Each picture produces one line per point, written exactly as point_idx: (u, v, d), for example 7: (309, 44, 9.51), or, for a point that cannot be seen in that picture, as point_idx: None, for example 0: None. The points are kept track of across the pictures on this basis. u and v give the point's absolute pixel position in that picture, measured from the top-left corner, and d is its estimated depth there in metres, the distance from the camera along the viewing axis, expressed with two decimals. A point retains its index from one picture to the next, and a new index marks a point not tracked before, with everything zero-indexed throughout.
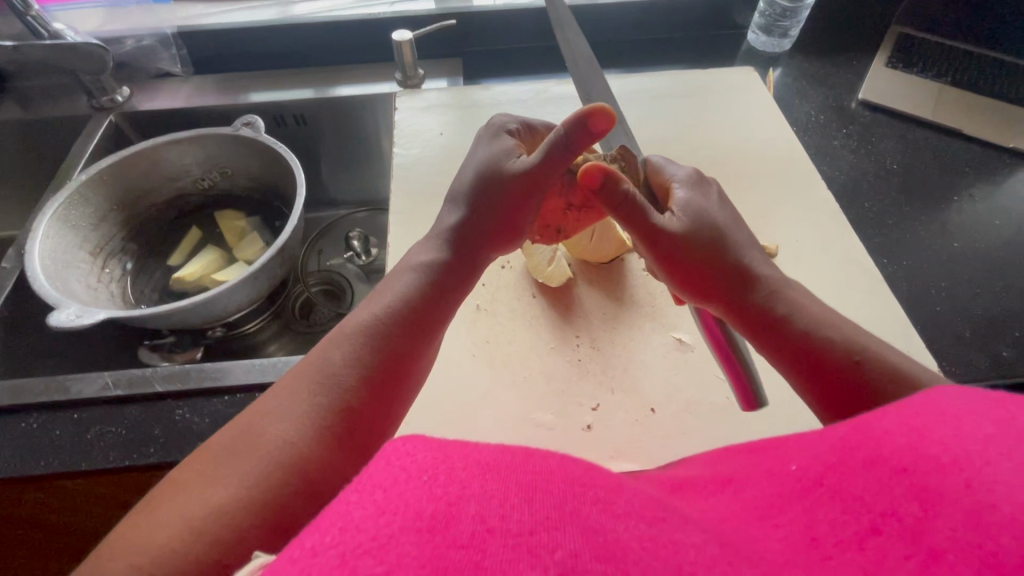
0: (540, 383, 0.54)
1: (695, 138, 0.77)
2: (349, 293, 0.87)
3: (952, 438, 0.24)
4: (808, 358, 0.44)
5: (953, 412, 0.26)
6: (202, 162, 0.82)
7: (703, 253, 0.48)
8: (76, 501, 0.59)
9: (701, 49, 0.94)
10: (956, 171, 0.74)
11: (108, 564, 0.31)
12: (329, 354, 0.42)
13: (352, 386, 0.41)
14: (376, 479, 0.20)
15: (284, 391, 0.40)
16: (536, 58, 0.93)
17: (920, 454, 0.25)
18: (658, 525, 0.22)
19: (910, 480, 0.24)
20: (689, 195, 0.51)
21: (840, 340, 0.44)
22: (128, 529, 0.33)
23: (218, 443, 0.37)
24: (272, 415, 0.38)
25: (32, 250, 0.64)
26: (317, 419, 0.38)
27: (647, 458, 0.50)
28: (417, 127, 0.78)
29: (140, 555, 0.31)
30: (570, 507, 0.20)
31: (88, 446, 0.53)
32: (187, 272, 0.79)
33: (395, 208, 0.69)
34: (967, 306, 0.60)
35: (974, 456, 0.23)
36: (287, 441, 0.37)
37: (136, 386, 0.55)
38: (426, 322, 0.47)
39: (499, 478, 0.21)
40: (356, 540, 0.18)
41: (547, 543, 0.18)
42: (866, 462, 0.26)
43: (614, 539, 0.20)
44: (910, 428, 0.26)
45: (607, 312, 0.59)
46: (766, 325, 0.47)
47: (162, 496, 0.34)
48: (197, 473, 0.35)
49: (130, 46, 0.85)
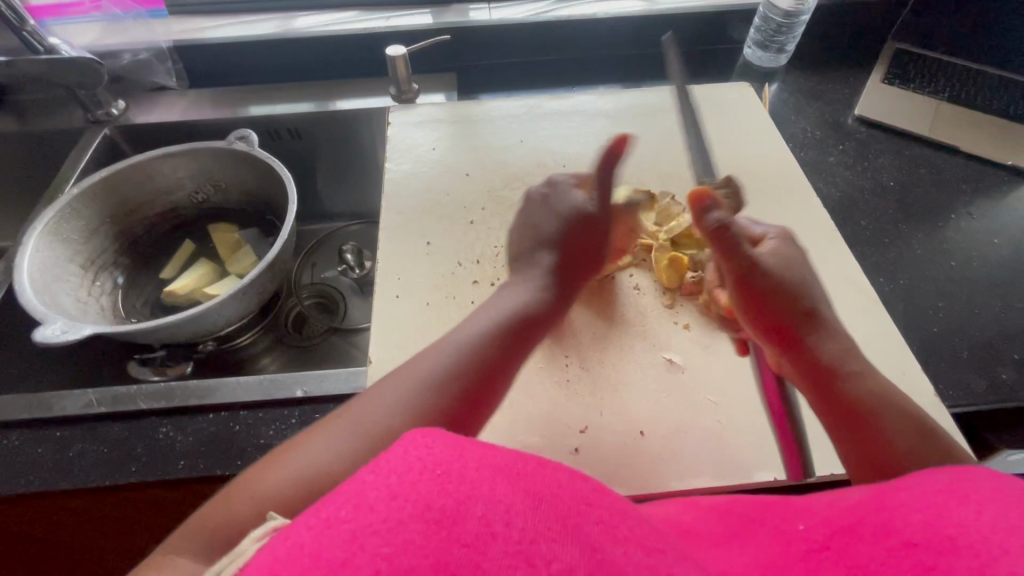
0: (529, 403, 0.53)
1: (689, 154, 0.76)
2: (342, 307, 0.87)
3: (971, 522, 0.24)
4: (865, 417, 0.43)
5: (978, 501, 0.25)
6: (197, 176, 0.82)
7: (777, 291, 0.49)
8: (56, 520, 0.58)
9: (696, 64, 0.94)
10: (953, 188, 0.73)
11: (238, 507, 0.35)
12: (438, 359, 0.43)
13: (450, 394, 0.41)
14: (392, 464, 0.22)
15: (398, 381, 0.42)
16: (531, 73, 0.93)
17: (936, 533, 0.24)
18: (656, 555, 0.22)
19: (918, 557, 0.23)
20: (782, 246, 0.53)
21: (902, 411, 0.43)
22: (251, 481, 0.37)
23: (336, 416, 0.40)
24: (387, 402, 0.40)
25: (21, 265, 0.64)
26: (421, 412, 0.40)
27: (637, 484, 0.48)
28: (411, 142, 0.77)
29: (263, 504, 0.35)
30: (571, 524, 0.21)
31: (69, 464, 0.52)
32: (177, 285, 0.79)
33: (386, 223, 0.69)
34: (964, 327, 0.59)
35: (992, 545, 0.22)
36: (393, 425, 0.39)
37: (119, 403, 0.55)
38: (522, 335, 0.48)
39: (509, 483, 0.22)
40: (368, 519, 0.19)
41: (545, 554, 0.19)
42: (877, 532, 0.26)
43: (612, 561, 0.20)
44: (929, 505, 0.26)
45: (597, 331, 0.58)
46: (824, 371, 0.46)
47: (279, 454, 0.38)
48: (311, 438, 0.39)
49: (127, 60, 0.86)
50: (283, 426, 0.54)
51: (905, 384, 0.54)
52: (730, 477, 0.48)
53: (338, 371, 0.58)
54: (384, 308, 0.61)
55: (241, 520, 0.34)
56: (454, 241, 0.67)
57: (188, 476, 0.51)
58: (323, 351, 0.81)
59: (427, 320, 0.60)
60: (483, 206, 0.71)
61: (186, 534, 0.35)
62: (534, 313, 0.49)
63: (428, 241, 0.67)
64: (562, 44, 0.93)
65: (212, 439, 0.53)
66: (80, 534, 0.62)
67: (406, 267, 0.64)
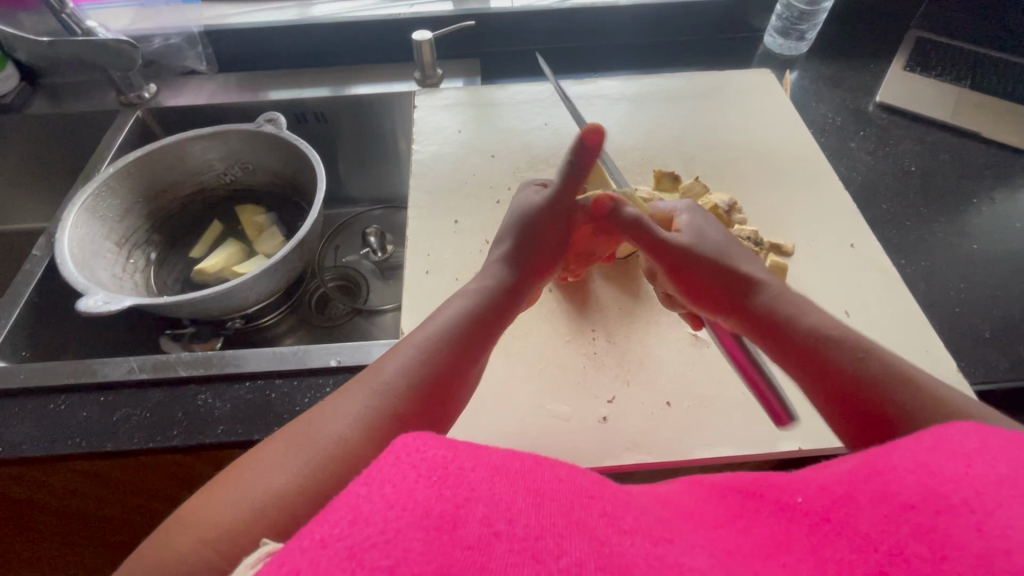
0: (556, 375, 0.55)
1: (709, 139, 0.78)
2: (365, 289, 0.88)
3: (963, 477, 0.24)
4: (815, 358, 0.43)
5: (968, 455, 0.25)
6: (225, 158, 0.84)
7: (706, 256, 0.50)
8: (95, 484, 0.60)
9: (718, 52, 0.95)
10: (975, 174, 0.73)
11: (180, 540, 0.35)
12: (382, 366, 0.43)
13: (401, 397, 0.41)
14: (385, 473, 0.23)
15: (344, 392, 0.41)
16: (552, 59, 0.94)
17: (930, 491, 0.24)
18: (663, 545, 0.24)
19: (918, 519, 0.24)
20: (692, 219, 0.55)
21: (841, 341, 0.42)
22: (195, 508, 0.36)
23: (286, 433, 0.40)
24: (332, 415, 0.40)
25: (61, 238, 0.66)
26: (368, 420, 0.39)
27: (663, 451, 0.50)
28: (437, 125, 0.79)
29: (207, 532, 0.35)
30: (577, 517, 0.23)
31: (113, 428, 0.54)
32: (209, 264, 0.80)
33: (414, 203, 0.70)
34: (986, 308, 0.60)
35: (984, 498, 0.23)
36: (341, 437, 0.38)
37: (160, 370, 0.57)
38: (478, 334, 0.47)
39: (508, 482, 0.23)
40: (365, 534, 0.20)
41: (552, 549, 0.21)
42: (874, 497, 0.26)
43: (618, 553, 0.22)
44: (920, 465, 0.26)
45: (624, 306, 0.60)
46: (770, 326, 0.46)
47: (229, 477, 0.38)
48: (260, 458, 0.38)
49: (158, 44, 0.87)
50: (318, 393, 0.56)
51: (926, 360, 0.56)
52: (756, 448, 0.50)
53: (372, 343, 0.60)
54: (415, 284, 0.62)
55: (188, 553, 0.34)
56: (481, 221, 0.68)
57: (228, 440, 0.53)
58: (347, 331, 0.82)
59: None
60: (509, 186, 0.72)
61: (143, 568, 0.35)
62: (494, 307, 0.49)
63: (456, 220, 0.68)
64: (584, 30, 0.94)
65: (251, 405, 0.55)
66: (119, 498, 0.64)
67: (436, 244, 0.66)
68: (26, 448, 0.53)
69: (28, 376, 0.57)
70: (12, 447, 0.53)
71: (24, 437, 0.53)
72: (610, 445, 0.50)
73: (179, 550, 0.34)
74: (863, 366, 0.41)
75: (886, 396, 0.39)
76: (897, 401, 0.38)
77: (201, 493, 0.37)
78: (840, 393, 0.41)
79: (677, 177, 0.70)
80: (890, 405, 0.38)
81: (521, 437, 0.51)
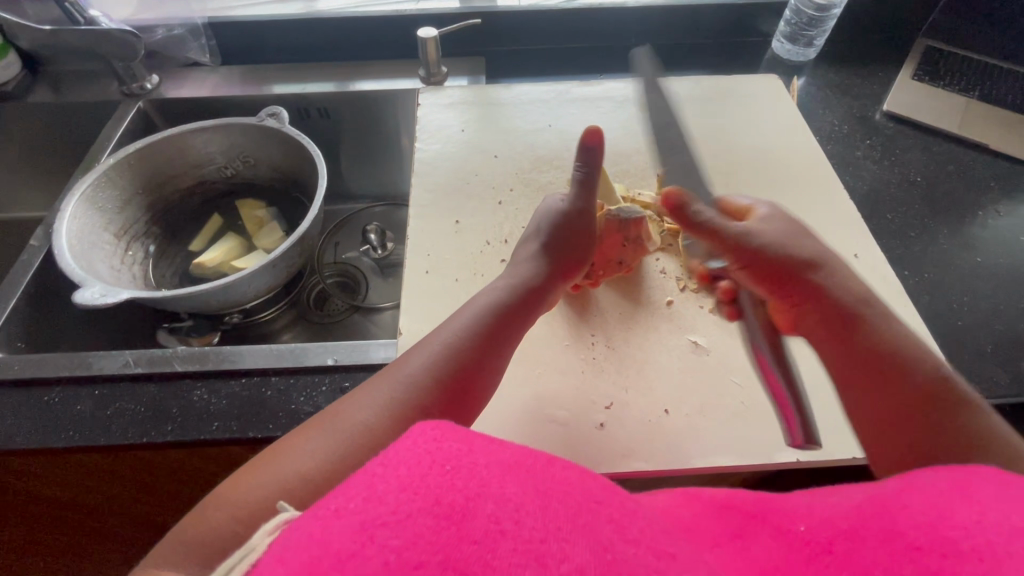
0: (554, 379, 0.55)
1: (715, 143, 0.77)
2: (365, 287, 0.87)
3: (975, 522, 0.23)
4: (885, 369, 0.43)
5: (982, 501, 0.24)
6: (226, 151, 0.83)
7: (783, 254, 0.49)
8: (88, 477, 0.60)
9: (725, 55, 0.94)
10: (982, 186, 0.73)
11: (217, 517, 0.35)
12: (410, 359, 0.43)
13: (426, 390, 0.41)
14: (401, 456, 0.23)
15: (371, 383, 0.42)
16: (557, 60, 0.93)
17: (938, 534, 0.23)
18: (666, 559, 0.23)
19: (922, 560, 0.23)
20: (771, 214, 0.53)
21: (923, 356, 0.43)
22: (230, 487, 0.36)
23: (316, 420, 0.40)
24: (360, 403, 0.40)
25: (59, 229, 0.66)
26: (394, 408, 0.40)
27: (660, 459, 0.49)
28: (440, 123, 0.78)
29: (239, 509, 0.35)
30: (583, 522, 0.22)
31: (107, 421, 0.53)
32: (207, 257, 0.80)
33: (416, 201, 0.70)
34: (989, 321, 0.60)
35: (996, 546, 0.22)
36: (367, 422, 0.39)
37: (156, 364, 0.57)
38: (501, 326, 0.48)
39: (518, 482, 0.23)
40: (377, 511, 0.20)
41: (556, 553, 0.20)
42: (880, 535, 0.25)
43: (621, 561, 0.21)
44: (933, 506, 0.25)
45: (624, 311, 0.60)
46: (843, 326, 0.46)
47: (261, 461, 0.38)
48: (290, 443, 0.39)
49: (161, 35, 0.87)
50: (314, 392, 0.56)
51: None
52: (755, 458, 0.49)
53: (369, 343, 0.59)
54: (414, 284, 0.62)
55: (223, 529, 0.34)
56: (482, 222, 0.68)
57: (222, 437, 0.52)
58: (344, 329, 0.82)
59: (456, 296, 0.61)
60: (511, 187, 0.71)
61: (179, 546, 0.34)
62: (514, 304, 0.50)
63: (457, 220, 0.68)
64: (590, 32, 0.93)
65: (246, 402, 0.55)
66: (110, 492, 0.64)
67: (436, 244, 0.66)
68: (19, 440, 0.52)
69: (23, 368, 0.57)
70: (5, 439, 0.52)
71: (17, 429, 0.53)
72: (608, 451, 0.50)
73: (215, 526, 0.34)
74: (938, 382, 0.42)
75: (962, 415, 0.40)
76: (971, 421, 0.39)
77: (236, 473, 0.37)
78: (907, 403, 0.41)
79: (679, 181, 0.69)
80: (961, 424, 0.39)
81: (520, 441, 0.51)
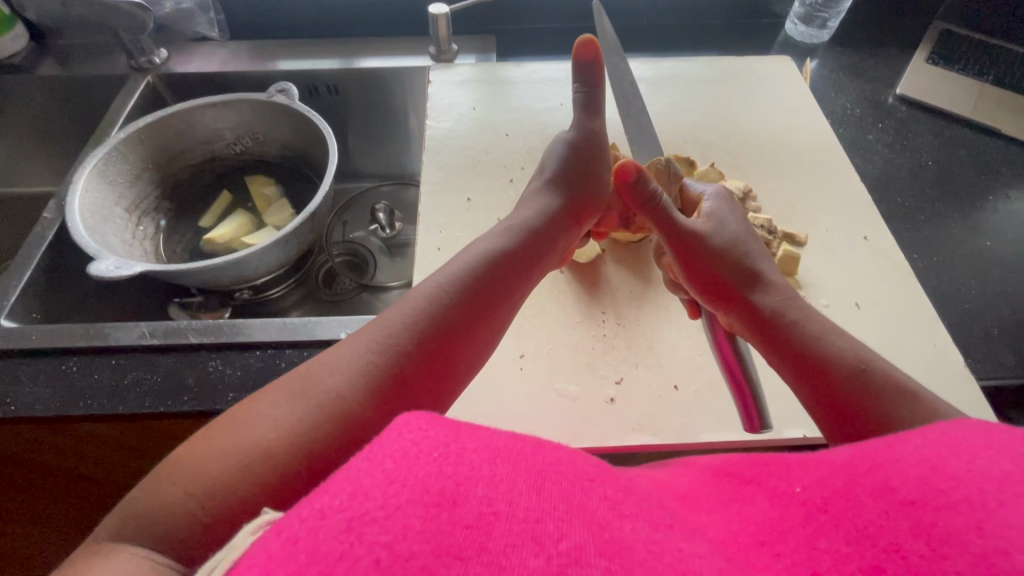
0: (564, 356, 0.55)
1: (727, 125, 0.77)
2: (373, 267, 0.88)
3: (966, 475, 0.24)
4: (817, 365, 0.43)
5: (970, 450, 0.25)
6: (236, 127, 0.83)
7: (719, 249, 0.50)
8: (104, 446, 0.61)
9: (738, 37, 0.93)
10: (992, 171, 0.73)
11: (168, 489, 0.32)
12: (390, 318, 0.41)
13: (394, 359, 0.39)
14: (386, 449, 0.22)
15: (344, 344, 0.40)
16: (570, 38, 0.92)
17: (931, 488, 0.24)
18: (663, 531, 0.24)
19: (916, 514, 0.24)
20: (713, 207, 0.55)
21: (841, 352, 0.42)
22: (181, 460, 0.33)
23: (285, 380, 0.38)
24: (329, 368, 0.38)
25: (71, 202, 0.66)
26: (365, 377, 0.37)
27: (668, 434, 0.50)
28: (451, 100, 0.78)
29: (195, 484, 0.32)
30: (578, 502, 0.23)
31: (125, 391, 0.54)
32: (217, 233, 0.80)
33: (426, 178, 0.70)
34: (996, 304, 0.60)
35: (987, 495, 0.23)
36: (339, 392, 0.36)
37: (171, 335, 0.57)
38: (482, 295, 0.45)
39: (509, 465, 0.23)
40: (364, 508, 0.19)
41: (552, 532, 0.21)
42: (874, 492, 0.26)
43: (618, 538, 0.22)
44: (922, 459, 0.26)
45: (634, 290, 0.61)
46: (768, 325, 0.46)
47: (217, 426, 0.35)
48: (252, 404, 0.36)
49: (168, 8, 0.84)
50: None
51: (936, 354, 0.56)
52: (762, 434, 0.50)
53: None
54: (426, 259, 0.63)
55: (169, 507, 0.31)
56: (493, 200, 0.68)
57: None
58: (354, 307, 0.82)
59: None
60: (523, 165, 0.72)
61: (127, 519, 0.31)
62: (513, 262, 0.48)
63: (469, 198, 0.68)
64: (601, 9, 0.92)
65: (260, 374, 0.56)
66: (125, 462, 0.65)
67: (448, 220, 0.66)
68: (39, 409, 0.53)
69: (41, 338, 0.57)
70: (25, 408, 0.53)
71: (37, 398, 0.54)
72: (616, 425, 0.51)
73: (164, 501, 0.31)
74: (859, 372, 0.41)
75: (880, 406, 0.39)
76: (894, 410, 0.38)
77: (189, 442, 0.34)
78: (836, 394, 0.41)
79: (692, 162, 0.69)
80: (874, 412, 0.39)
81: (532, 416, 0.51)
